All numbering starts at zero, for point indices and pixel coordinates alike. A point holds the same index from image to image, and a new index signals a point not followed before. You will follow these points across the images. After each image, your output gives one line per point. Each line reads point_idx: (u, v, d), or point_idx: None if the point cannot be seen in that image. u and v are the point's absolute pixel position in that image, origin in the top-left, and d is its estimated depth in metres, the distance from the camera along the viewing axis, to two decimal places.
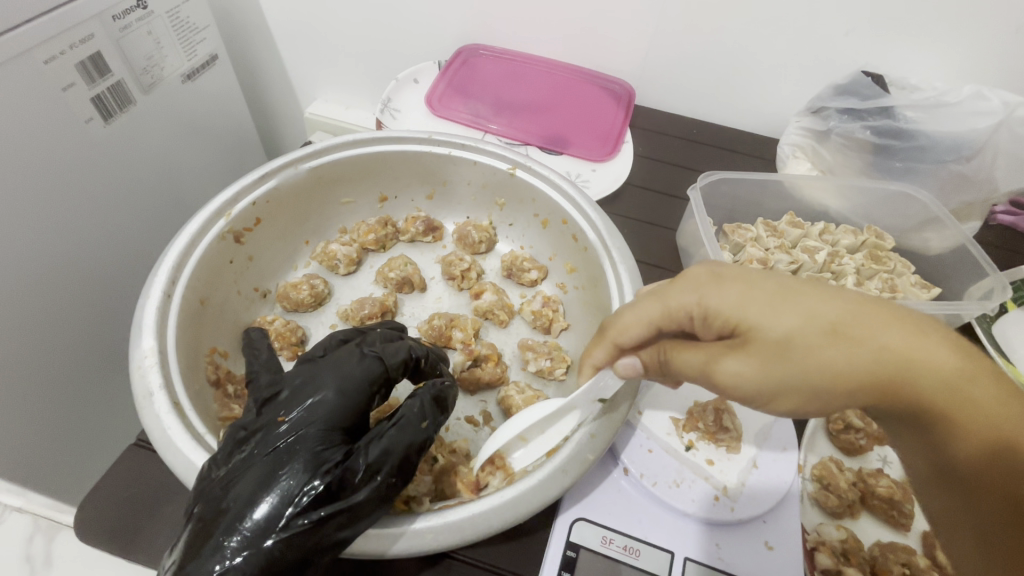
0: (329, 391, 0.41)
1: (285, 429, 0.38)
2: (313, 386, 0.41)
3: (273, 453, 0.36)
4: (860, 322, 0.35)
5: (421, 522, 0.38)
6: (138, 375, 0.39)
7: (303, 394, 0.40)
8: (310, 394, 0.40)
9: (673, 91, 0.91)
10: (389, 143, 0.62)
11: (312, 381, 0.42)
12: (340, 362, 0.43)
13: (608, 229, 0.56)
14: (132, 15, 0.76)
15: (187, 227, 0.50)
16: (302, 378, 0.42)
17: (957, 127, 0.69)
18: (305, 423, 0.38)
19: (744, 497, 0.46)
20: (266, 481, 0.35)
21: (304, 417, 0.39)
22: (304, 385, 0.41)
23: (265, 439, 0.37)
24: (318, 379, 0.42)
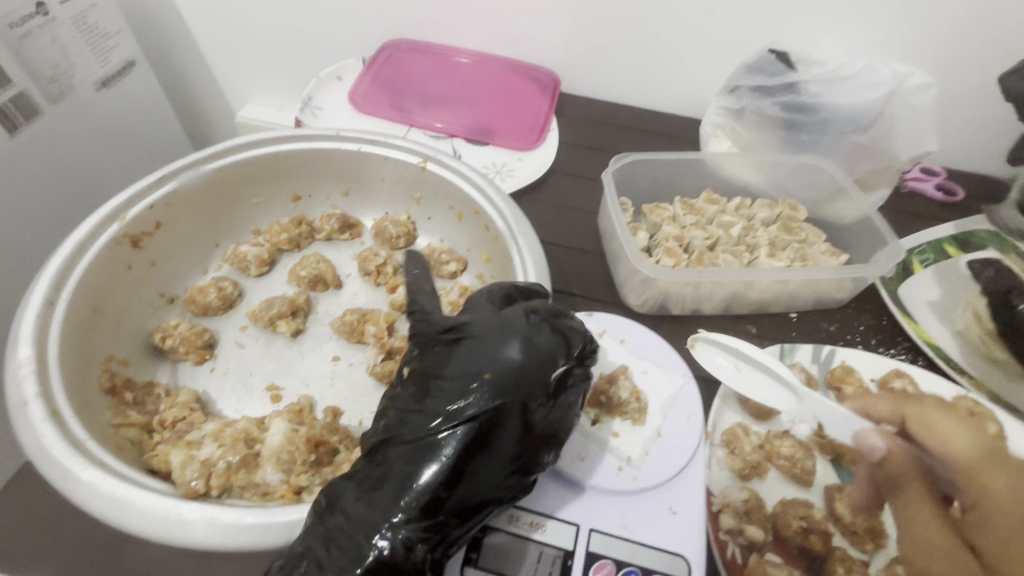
0: (506, 352, 0.39)
1: (473, 392, 0.38)
2: (495, 347, 0.39)
3: (431, 428, 0.37)
4: None
5: (253, 519, 0.35)
6: (13, 385, 0.38)
7: (461, 367, 0.39)
8: (473, 360, 0.39)
9: (597, 78, 0.92)
10: (297, 141, 0.61)
11: (479, 342, 0.40)
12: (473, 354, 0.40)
13: (515, 217, 0.57)
14: (31, 22, 0.73)
15: (75, 232, 0.48)
16: (472, 335, 0.41)
17: (854, 98, 0.72)
18: (500, 389, 0.37)
19: (647, 466, 0.47)
20: (431, 454, 0.36)
21: (462, 387, 0.38)
22: (460, 356, 0.39)
23: (444, 413, 0.37)
24: (486, 342, 0.40)
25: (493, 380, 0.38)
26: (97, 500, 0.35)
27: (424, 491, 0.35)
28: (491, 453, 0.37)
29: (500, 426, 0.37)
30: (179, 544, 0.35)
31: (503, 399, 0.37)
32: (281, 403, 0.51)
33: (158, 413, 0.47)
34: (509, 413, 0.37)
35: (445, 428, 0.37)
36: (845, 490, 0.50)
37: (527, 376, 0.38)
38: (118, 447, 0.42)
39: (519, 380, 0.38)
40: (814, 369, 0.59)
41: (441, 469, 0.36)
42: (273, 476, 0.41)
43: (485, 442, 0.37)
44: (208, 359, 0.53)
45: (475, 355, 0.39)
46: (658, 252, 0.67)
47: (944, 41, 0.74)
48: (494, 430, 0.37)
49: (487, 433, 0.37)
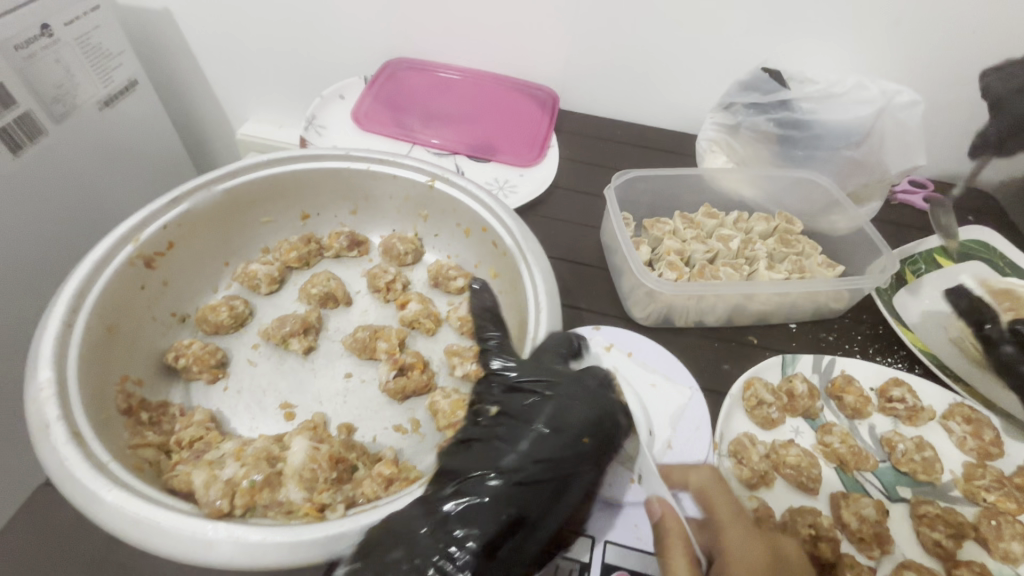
0: (578, 411, 0.43)
1: (547, 439, 0.41)
2: (569, 403, 0.43)
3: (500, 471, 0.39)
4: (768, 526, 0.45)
5: (278, 537, 0.36)
6: (34, 409, 0.38)
7: (533, 417, 0.42)
8: (561, 412, 0.43)
9: (595, 95, 0.94)
10: (307, 161, 0.62)
11: (552, 394, 0.44)
12: (569, 397, 0.44)
13: (523, 234, 0.58)
14: (36, 44, 0.73)
15: (91, 253, 0.48)
16: (559, 392, 0.44)
17: (844, 115, 0.75)
18: (571, 445, 0.41)
19: (658, 477, 0.48)
20: (513, 491, 0.38)
21: (534, 436, 0.41)
22: (532, 406, 0.43)
23: (519, 454, 0.40)
24: (559, 396, 0.44)
25: (565, 437, 0.41)
26: (122, 522, 0.35)
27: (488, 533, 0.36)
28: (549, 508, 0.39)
29: (569, 477, 0.40)
30: (206, 564, 0.35)
31: (573, 455, 0.41)
32: (295, 420, 0.51)
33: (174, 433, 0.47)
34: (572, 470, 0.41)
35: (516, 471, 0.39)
36: (851, 497, 0.51)
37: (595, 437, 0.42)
38: (137, 468, 0.42)
39: (587, 442, 0.42)
40: (815, 379, 0.61)
41: (508, 514, 0.37)
42: (296, 493, 0.41)
43: (554, 492, 0.40)
44: (221, 377, 0.53)
45: (549, 407, 0.43)
46: (661, 265, 0.69)
47: (929, 59, 0.77)
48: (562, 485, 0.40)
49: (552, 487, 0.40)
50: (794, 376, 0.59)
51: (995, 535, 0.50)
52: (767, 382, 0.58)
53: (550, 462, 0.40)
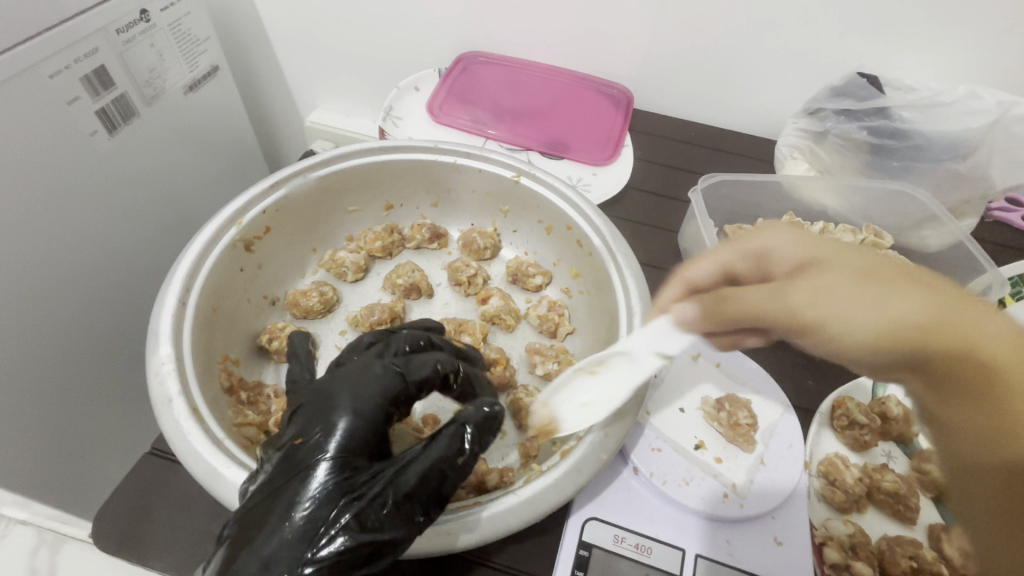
0: (361, 387, 0.40)
1: (321, 444, 0.37)
2: (335, 397, 0.40)
3: (324, 458, 0.36)
4: (927, 273, 0.34)
5: None
6: (156, 382, 0.40)
7: (336, 396, 0.40)
8: (319, 409, 0.39)
9: (671, 96, 0.92)
10: (395, 152, 0.63)
11: (345, 380, 0.41)
12: (355, 378, 0.41)
13: (611, 235, 0.57)
14: (135, 29, 0.76)
15: (200, 235, 0.50)
16: (307, 402, 0.40)
17: (947, 127, 0.70)
18: (361, 426, 0.38)
19: (753, 493, 0.47)
20: (297, 505, 0.34)
21: (302, 449, 0.37)
22: (323, 394, 0.40)
23: (292, 471, 0.36)
24: (347, 381, 0.40)
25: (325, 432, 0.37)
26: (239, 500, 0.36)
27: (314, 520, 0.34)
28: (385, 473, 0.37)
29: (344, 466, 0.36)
30: None
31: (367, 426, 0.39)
32: None
33: (272, 415, 0.48)
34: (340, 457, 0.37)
35: (321, 458, 0.36)
36: (953, 531, 0.48)
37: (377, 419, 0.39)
38: (245, 446, 0.43)
39: (358, 419, 0.39)
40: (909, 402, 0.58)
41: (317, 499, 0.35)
42: None
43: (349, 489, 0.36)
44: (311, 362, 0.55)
45: (342, 390, 0.40)
46: None
47: None
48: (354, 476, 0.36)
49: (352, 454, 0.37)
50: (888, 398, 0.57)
51: None
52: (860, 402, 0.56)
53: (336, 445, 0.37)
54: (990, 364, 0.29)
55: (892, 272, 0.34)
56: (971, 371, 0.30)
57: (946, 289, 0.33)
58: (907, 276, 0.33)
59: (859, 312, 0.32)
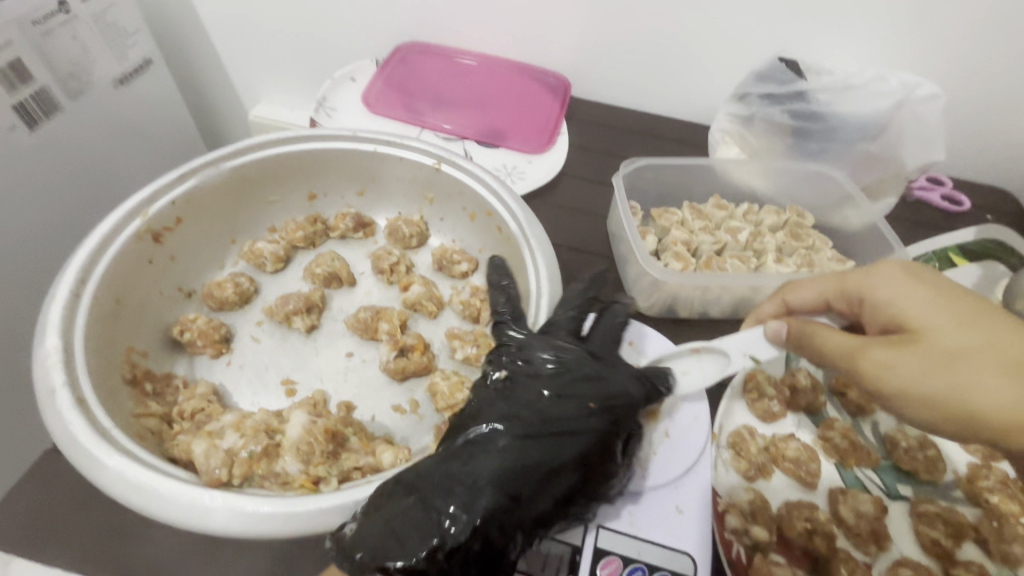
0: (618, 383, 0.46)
1: (546, 431, 0.41)
2: (590, 390, 0.44)
3: (524, 444, 0.40)
4: (863, 361, 0.44)
5: (270, 507, 0.36)
6: (42, 374, 0.40)
7: (573, 382, 0.44)
8: (579, 398, 0.43)
9: (607, 82, 0.93)
10: (313, 141, 0.62)
11: (602, 372, 0.46)
12: (618, 375, 0.46)
13: (527, 219, 0.58)
14: (54, 20, 0.72)
15: (100, 227, 0.49)
16: (570, 383, 0.44)
17: (861, 108, 0.73)
18: (603, 430, 0.42)
19: (653, 465, 0.49)
20: (484, 485, 0.38)
21: (542, 432, 0.41)
22: (584, 384, 0.44)
23: (495, 448, 0.40)
24: (606, 377, 0.45)
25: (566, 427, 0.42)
26: (120, 486, 0.36)
27: (485, 513, 0.37)
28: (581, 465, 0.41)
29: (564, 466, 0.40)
30: (203, 530, 0.36)
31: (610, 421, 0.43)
32: (296, 396, 0.52)
33: (177, 404, 0.48)
34: (567, 455, 0.41)
35: (517, 446, 0.40)
36: (848, 493, 0.51)
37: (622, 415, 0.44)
38: (140, 437, 0.43)
39: (603, 426, 0.43)
40: (820, 373, 0.60)
41: (513, 470, 0.39)
42: (292, 466, 0.42)
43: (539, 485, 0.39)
44: (225, 352, 0.54)
45: (571, 376, 0.45)
46: (666, 255, 0.68)
47: (956, 51, 0.75)
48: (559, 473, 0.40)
49: (599, 441, 0.42)
50: (798, 369, 0.58)
51: (995, 536, 0.50)
52: (770, 375, 0.58)
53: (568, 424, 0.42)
54: (963, 414, 0.40)
55: (905, 351, 0.43)
56: (951, 421, 0.41)
57: (908, 365, 0.42)
58: (902, 352, 0.43)
59: (971, 393, 0.40)
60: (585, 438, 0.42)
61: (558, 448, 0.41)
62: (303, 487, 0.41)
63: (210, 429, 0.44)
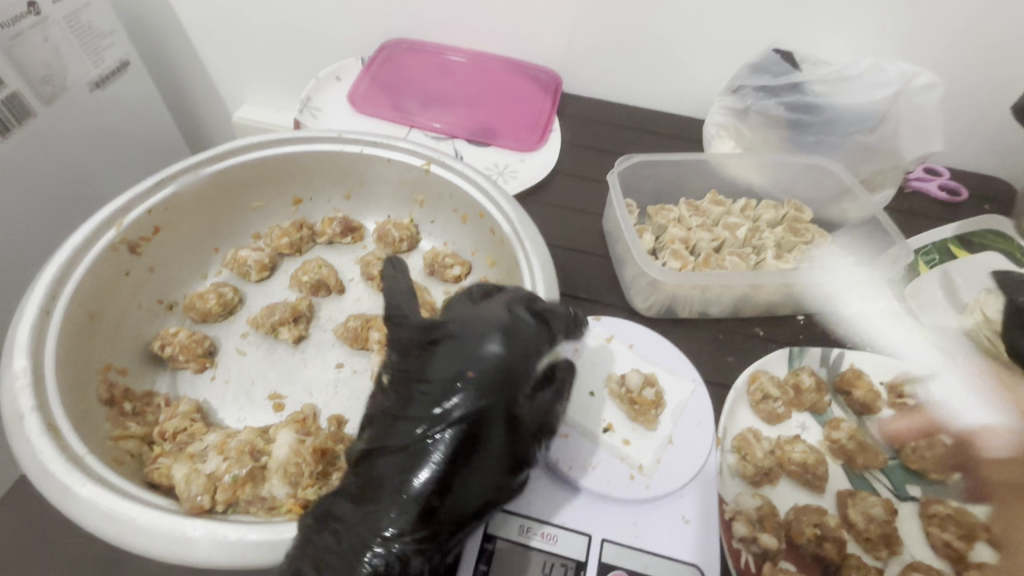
0: (502, 331, 0.39)
1: (456, 401, 0.37)
2: (473, 340, 0.39)
3: (429, 424, 0.37)
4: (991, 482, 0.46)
5: (257, 536, 0.34)
6: (8, 399, 0.37)
7: (460, 358, 0.38)
8: (463, 353, 0.38)
9: (599, 77, 0.91)
10: (296, 144, 0.60)
11: (475, 330, 0.39)
12: (502, 320, 0.40)
13: (521, 221, 0.56)
14: (23, 22, 0.69)
15: (71, 238, 0.47)
16: (453, 338, 0.39)
17: (858, 98, 0.72)
18: (505, 374, 0.38)
19: (659, 473, 0.47)
20: (404, 480, 0.36)
21: (441, 408, 0.37)
22: (468, 337, 0.39)
23: (412, 436, 0.37)
24: (482, 333, 0.39)
25: (459, 381, 0.37)
26: (96, 518, 0.34)
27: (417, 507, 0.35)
28: (495, 440, 0.37)
29: (480, 432, 0.37)
30: (185, 563, 0.34)
31: (500, 385, 0.37)
32: (284, 412, 0.50)
33: (158, 424, 0.46)
34: (481, 418, 0.37)
35: (433, 429, 0.37)
36: (857, 496, 0.49)
37: (516, 371, 0.38)
38: (117, 461, 0.41)
39: (502, 375, 0.38)
40: (823, 372, 0.59)
41: (433, 475, 0.36)
42: (280, 489, 0.40)
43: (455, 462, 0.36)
44: (209, 366, 0.52)
45: (455, 351, 0.39)
46: (664, 254, 0.67)
47: (952, 39, 0.73)
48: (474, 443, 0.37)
49: (501, 413, 0.37)
50: (801, 369, 0.58)
51: None
52: (774, 375, 0.57)
53: (467, 406, 0.37)
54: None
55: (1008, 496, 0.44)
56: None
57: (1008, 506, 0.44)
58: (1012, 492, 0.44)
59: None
60: (484, 417, 0.37)
61: (462, 415, 0.36)
62: (291, 512, 0.39)
63: (193, 450, 0.42)
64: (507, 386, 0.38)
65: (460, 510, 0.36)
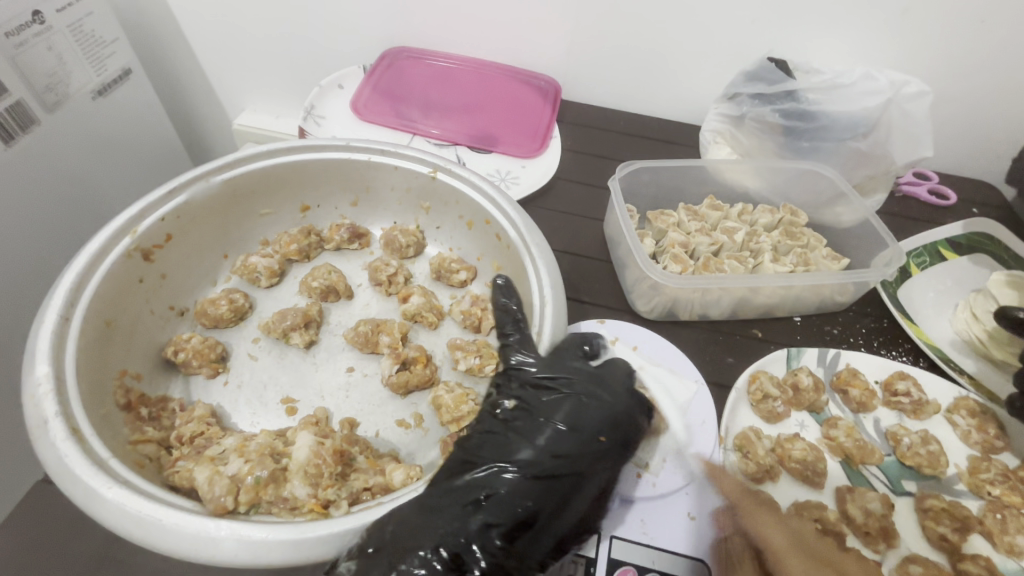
0: (612, 405, 0.45)
1: (561, 446, 0.41)
2: (601, 401, 0.45)
3: (537, 456, 0.41)
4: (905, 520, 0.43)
5: (284, 533, 0.35)
6: (31, 405, 0.38)
7: (569, 415, 0.43)
8: (580, 413, 0.43)
9: (597, 85, 0.93)
10: (305, 152, 0.61)
11: (607, 397, 0.45)
12: (621, 393, 0.46)
13: (527, 227, 0.57)
14: (27, 31, 0.69)
15: (88, 245, 0.48)
16: (574, 393, 0.45)
17: (850, 106, 0.74)
18: (615, 436, 0.43)
19: (665, 472, 0.49)
20: (513, 496, 0.39)
21: (544, 445, 0.41)
22: (602, 395, 0.45)
23: (522, 458, 0.40)
24: (611, 401, 0.45)
25: (572, 435, 0.42)
26: (124, 519, 0.35)
27: (512, 523, 0.38)
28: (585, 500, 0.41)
29: (581, 482, 0.41)
30: (211, 561, 0.34)
31: (613, 452, 0.43)
32: (296, 415, 0.51)
33: (174, 428, 0.47)
34: (590, 469, 0.42)
35: (540, 462, 0.40)
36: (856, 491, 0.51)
37: (617, 447, 0.43)
38: (138, 464, 0.42)
39: (607, 440, 0.43)
40: (821, 372, 0.61)
41: (517, 515, 0.38)
42: (300, 489, 0.41)
43: (561, 502, 0.40)
44: (222, 371, 0.52)
45: (571, 409, 0.44)
46: (665, 258, 0.68)
47: (940, 49, 0.76)
48: (574, 488, 0.41)
49: (598, 476, 0.42)
50: (800, 369, 0.60)
51: (1000, 528, 0.50)
52: (772, 375, 0.59)
53: (571, 460, 0.41)
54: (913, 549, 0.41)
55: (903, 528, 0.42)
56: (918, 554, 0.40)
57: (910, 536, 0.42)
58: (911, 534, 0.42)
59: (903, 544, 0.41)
60: (582, 474, 0.41)
61: (567, 458, 0.41)
62: (313, 510, 0.40)
63: (211, 453, 0.43)
64: (613, 458, 0.43)
65: (535, 545, 0.39)
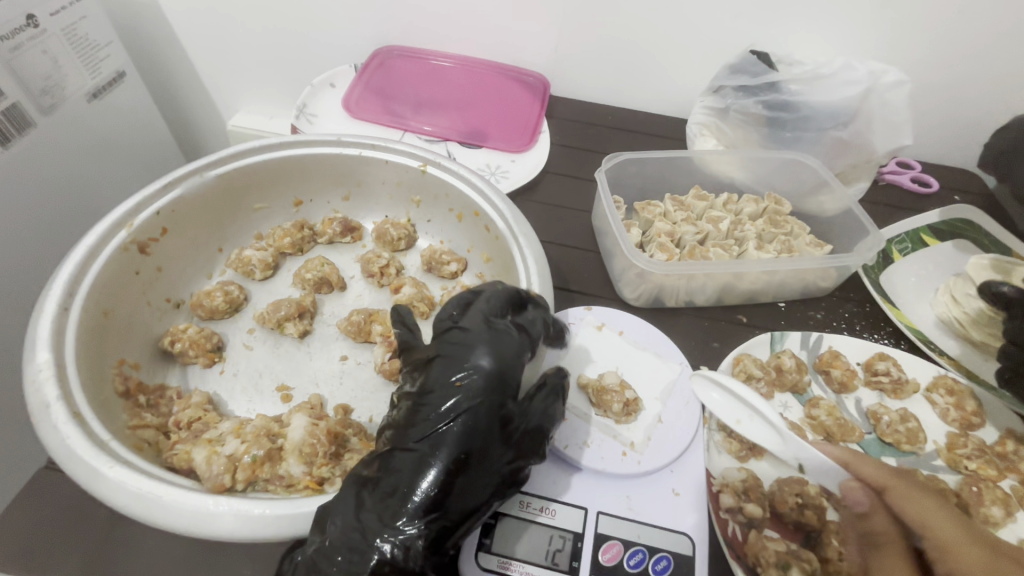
0: (499, 342, 0.43)
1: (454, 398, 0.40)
2: (467, 346, 0.43)
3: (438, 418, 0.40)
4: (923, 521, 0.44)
5: (278, 509, 0.37)
6: (33, 390, 0.39)
7: (464, 358, 0.42)
8: (458, 362, 0.42)
9: (585, 81, 0.94)
10: (297, 147, 0.62)
11: (470, 342, 0.43)
12: (488, 331, 0.44)
13: (514, 217, 0.59)
14: (22, 35, 0.70)
15: (85, 239, 0.49)
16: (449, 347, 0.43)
17: (832, 96, 0.75)
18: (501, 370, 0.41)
19: (650, 449, 0.51)
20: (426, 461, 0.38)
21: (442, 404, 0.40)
22: (466, 343, 0.43)
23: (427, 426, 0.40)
24: (475, 344, 0.43)
25: (461, 385, 0.41)
26: (124, 496, 0.36)
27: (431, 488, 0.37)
28: (497, 444, 0.40)
29: (487, 425, 0.40)
30: (208, 536, 0.36)
31: (495, 392, 0.41)
32: (292, 402, 0.52)
33: (172, 415, 0.48)
34: (492, 412, 0.40)
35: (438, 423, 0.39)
36: None
37: (502, 381, 0.41)
38: (137, 447, 0.43)
39: (494, 377, 0.41)
40: (804, 355, 0.63)
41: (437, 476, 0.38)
42: (296, 468, 0.43)
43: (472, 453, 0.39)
44: (218, 360, 0.54)
45: (450, 364, 0.42)
46: (651, 247, 0.70)
47: (919, 39, 0.78)
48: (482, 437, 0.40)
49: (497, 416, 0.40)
50: (783, 352, 0.61)
51: (976, 500, 0.52)
52: (756, 358, 0.60)
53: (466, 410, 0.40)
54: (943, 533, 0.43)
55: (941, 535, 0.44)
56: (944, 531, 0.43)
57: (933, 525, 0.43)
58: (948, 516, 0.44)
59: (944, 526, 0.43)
60: (484, 421, 0.40)
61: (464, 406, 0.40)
62: (307, 488, 0.42)
63: (208, 435, 0.45)
64: (500, 394, 0.41)
65: (467, 499, 0.39)
